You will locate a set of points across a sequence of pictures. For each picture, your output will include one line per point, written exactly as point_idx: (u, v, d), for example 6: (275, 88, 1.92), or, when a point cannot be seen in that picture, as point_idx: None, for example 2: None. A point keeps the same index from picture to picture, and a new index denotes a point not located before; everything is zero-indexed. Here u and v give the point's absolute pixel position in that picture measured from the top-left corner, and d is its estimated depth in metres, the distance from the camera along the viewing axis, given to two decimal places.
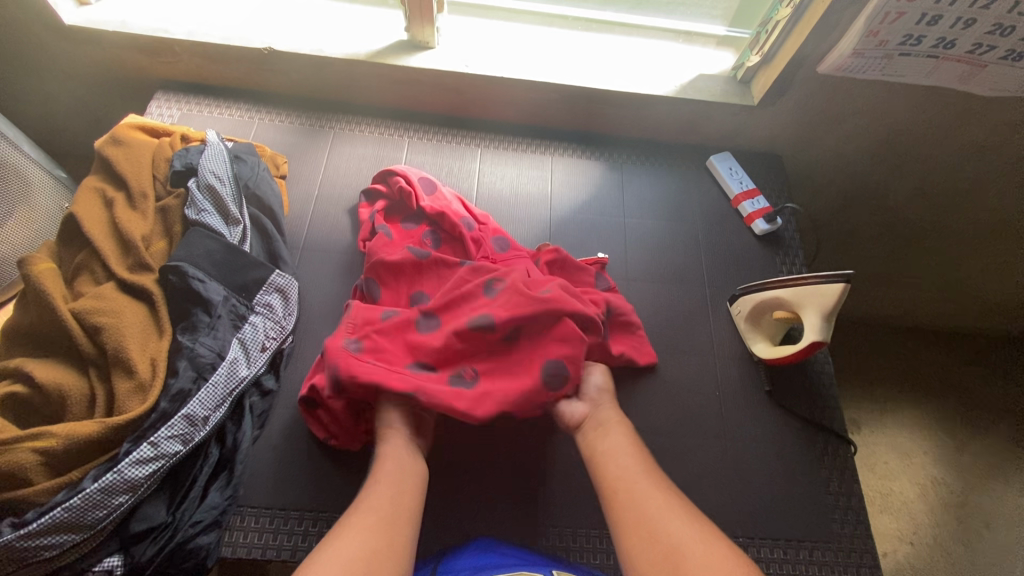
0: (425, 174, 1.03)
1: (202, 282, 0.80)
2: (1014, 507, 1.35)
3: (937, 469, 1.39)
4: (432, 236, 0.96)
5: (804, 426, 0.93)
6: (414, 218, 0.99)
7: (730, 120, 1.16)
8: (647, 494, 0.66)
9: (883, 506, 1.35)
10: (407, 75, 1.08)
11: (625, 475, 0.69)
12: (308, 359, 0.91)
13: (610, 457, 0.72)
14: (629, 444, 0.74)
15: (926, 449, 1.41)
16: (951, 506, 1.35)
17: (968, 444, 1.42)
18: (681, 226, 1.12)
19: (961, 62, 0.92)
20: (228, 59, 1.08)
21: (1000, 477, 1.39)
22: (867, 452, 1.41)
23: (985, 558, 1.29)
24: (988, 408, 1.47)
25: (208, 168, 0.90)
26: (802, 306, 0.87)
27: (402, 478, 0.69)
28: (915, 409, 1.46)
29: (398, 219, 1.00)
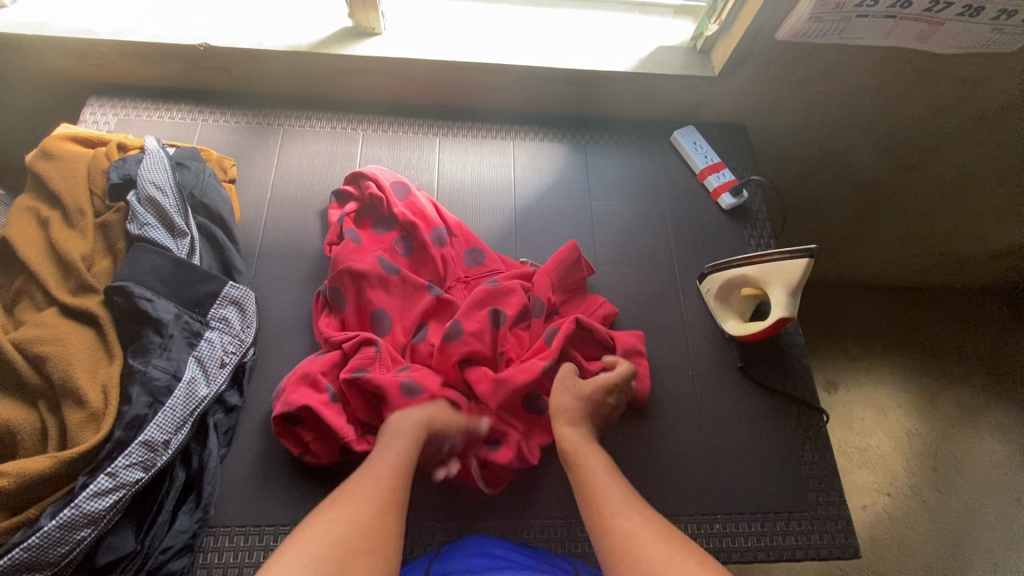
0: (399, 177, 1.01)
1: (150, 301, 0.76)
2: (982, 453, 1.40)
3: (911, 422, 1.43)
4: (404, 244, 0.95)
5: (778, 399, 0.93)
6: (386, 223, 0.97)
7: (692, 93, 1.12)
8: (628, 520, 0.62)
9: (860, 461, 1.38)
10: (354, 64, 1.03)
11: (605, 502, 0.66)
12: (271, 371, 0.87)
13: (592, 483, 0.69)
14: (609, 473, 0.71)
15: (900, 404, 1.44)
16: (926, 456, 1.39)
17: (940, 395, 1.46)
18: (648, 206, 1.10)
19: (919, 21, 0.91)
20: (162, 58, 1.01)
21: (969, 424, 1.43)
22: (844, 411, 1.43)
23: (958, 503, 1.35)
24: (957, 358, 1.51)
25: (148, 179, 0.86)
26: (766, 284, 0.82)
27: (400, 476, 0.69)
28: (886, 365, 1.49)
29: (369, 224, 0.98)
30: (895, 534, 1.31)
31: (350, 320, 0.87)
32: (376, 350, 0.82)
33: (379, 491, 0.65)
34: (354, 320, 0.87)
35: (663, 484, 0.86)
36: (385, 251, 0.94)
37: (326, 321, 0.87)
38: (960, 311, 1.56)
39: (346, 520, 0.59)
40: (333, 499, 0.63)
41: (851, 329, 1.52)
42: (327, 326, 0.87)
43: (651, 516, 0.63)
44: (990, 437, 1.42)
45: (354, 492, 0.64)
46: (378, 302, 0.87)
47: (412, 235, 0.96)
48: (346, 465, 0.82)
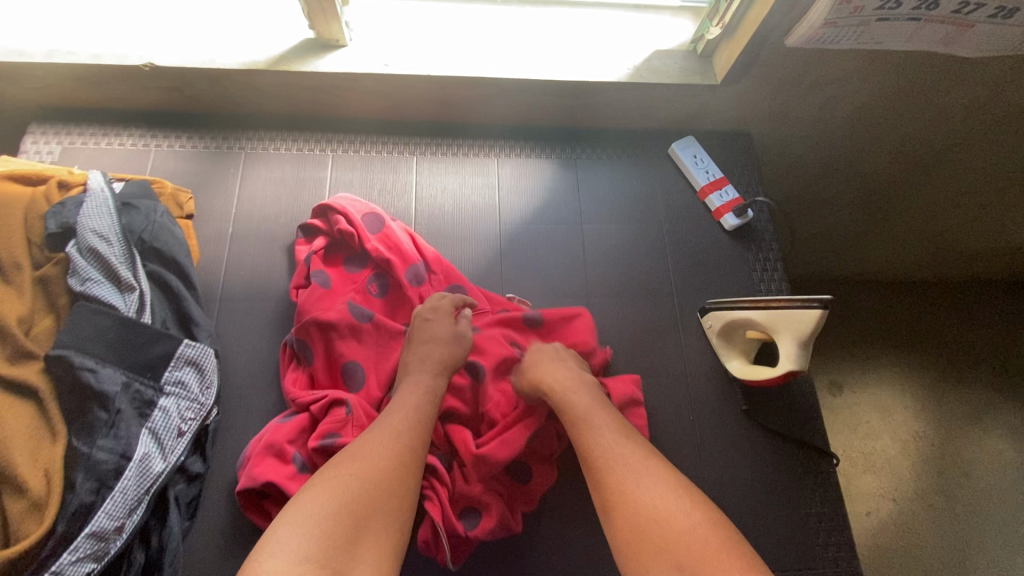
0: (372, 208, 0.92)
1: (93, 372, 0.69)
2: (991, 455, 1.32)
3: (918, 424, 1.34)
4: (379, 283, 0.88)
5: (784, 444, 0.87)
6: (359, 259, 0.89)
7: (692, 101, 1.02)
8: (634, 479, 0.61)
9: (865, 465, 1.32)
10: (318, 81, 0.93)
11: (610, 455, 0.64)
12: (237, 432, 0.80)
13: (592, 438, 0.67)
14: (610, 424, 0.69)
15: (906, 404, 1.37)
16: (934, 460, 1.31)
17: (948, 394, 1.37)
18: (644, 228, 1.02)
19: (945, 24, 0.81)
20: (105, 80, 0.91)
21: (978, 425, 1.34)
22: (847, 413, 1.37)
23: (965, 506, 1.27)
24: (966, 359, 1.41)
25: (88, 226, 0.77)
26: (776, 332, 0.74)
27: (421, 422, 0.67)
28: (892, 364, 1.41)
29: (339, 260, 0.89)
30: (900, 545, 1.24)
31: (319, 374, 0.80)
32: (347, 410, 0.75)
33: (400, 442, 0.63)
34: (323, 373, 0.80)
35: None
36: (358, 292, 0.86)
37: (294, 375, 0.80)
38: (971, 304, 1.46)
39: (367, 475, 0.58)
40: (350, 449, 0.61)
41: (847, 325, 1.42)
42: (295, 382, 0.80)
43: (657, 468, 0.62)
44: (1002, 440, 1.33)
45: (373, 443, 0.62)
46: (349, 354, 0.80)
47: (387, 273, 0.88)
48: None
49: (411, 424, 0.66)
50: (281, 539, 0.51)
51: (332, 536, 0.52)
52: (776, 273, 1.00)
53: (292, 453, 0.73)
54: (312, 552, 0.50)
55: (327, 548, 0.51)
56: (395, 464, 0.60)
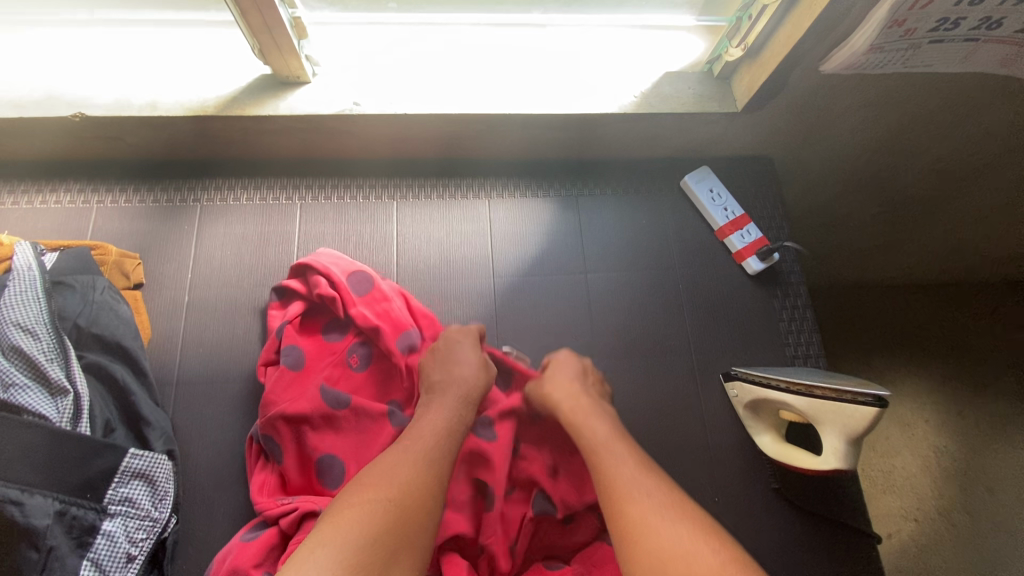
0: (358, 266, 0.80)
1: (18, 504, 0.59)
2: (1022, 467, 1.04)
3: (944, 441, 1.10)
4: (361, 351, 0.77)
5: (821, 527, 0.77)
6: (337, 325, 0.78)
7: (708, 129, 0.90)
8: (637, 497, 0.54)
9: (885, 487, 1.10)
10: (277, 125, 0.80)
11: (617, 469, 0.58)
12: (199, 544, 0.70)
13: (600, 453, 0.61)
14: (621, 439, 0.63)
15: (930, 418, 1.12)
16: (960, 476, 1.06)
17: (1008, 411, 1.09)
18: (656, 275, 0.90)
19: (1007, 44, 0.69)
20: (29, 131, 0.79)
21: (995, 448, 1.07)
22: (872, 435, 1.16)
23: (987, 516, 1.02)
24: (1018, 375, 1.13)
25: (10, 319, 0.66)
26: (818, 424, 0.64)
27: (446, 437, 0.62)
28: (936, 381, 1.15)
29: (318, 327, 0.78)
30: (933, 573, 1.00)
31: (291, 475, 0.69)
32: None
33: (431, 461, 0.58)
34: (297, 472, 0.69)
35: None
36: (336, 367, 0.75)
37: (265, 473, 0.70)
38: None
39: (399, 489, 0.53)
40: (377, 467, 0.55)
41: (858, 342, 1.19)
42: (263, 486, 0.69)
43: (667, 491, 0.55)
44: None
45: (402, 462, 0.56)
46: (326, 447, 0.70)
47: (372, 341, 0.77)
48: None
49: (438, 440, 0.61)
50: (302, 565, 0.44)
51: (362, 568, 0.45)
52: (805, 323, 0.89)
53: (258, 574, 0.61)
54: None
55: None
56: (425, 482, 0.55)
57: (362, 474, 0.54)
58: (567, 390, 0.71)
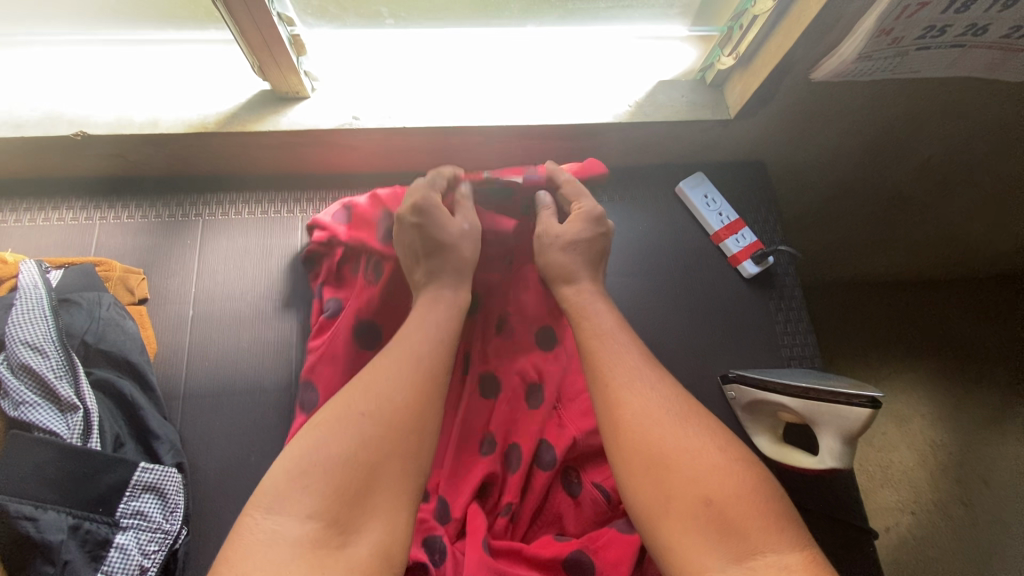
0: (338, 204, 0.86)
1: (32, 520, 0.60)
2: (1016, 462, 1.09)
3: (936, 433, 1.14)
4: (368, 267, 0.79)
5: (821, 523, 0.79)
6: (347, 259, 0.82)
7: (702, 136, 0.91)
8: (634, 394, 0.55)
9: (882, 480, 1.14)
10: (278, 140, 0.82)
11: (615, 363, 0.59)
12: (211, 555, 0.71)
13: (599, 346, 0.61)
14: (618, 331, 0.63)
15: (922, 412, 1.17)
16: (951, 467, 1.12)
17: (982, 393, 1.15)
18: (653, 280, 0.92)
19: (992, 49, 0.71)
20: (31, 150, 0.80)
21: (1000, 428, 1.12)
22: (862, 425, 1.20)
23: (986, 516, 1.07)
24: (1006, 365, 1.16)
25: (18, 337, 0.67)
26: (815, 424, 0.66)
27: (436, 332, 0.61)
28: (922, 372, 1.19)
29: (335, 272, 0.83)
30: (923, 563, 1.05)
31: None
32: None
33: (423, 366, 0.56)
34: None
35: None
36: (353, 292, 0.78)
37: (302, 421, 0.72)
38: None
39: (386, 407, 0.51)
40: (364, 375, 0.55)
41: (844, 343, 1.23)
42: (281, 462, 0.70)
43: (667, 389, 0.56)
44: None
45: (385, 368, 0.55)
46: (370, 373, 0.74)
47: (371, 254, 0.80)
48: None
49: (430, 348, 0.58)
50: (281, 499, 0.45)
51: (338, 498, 0.46)
52: (800, 325, 0.91)
53: None
54: (318, 509, 0.45)
55: (337, 505, 0.45)
56: (412, 387, 0.54)
57: (348, 385, 0.54)
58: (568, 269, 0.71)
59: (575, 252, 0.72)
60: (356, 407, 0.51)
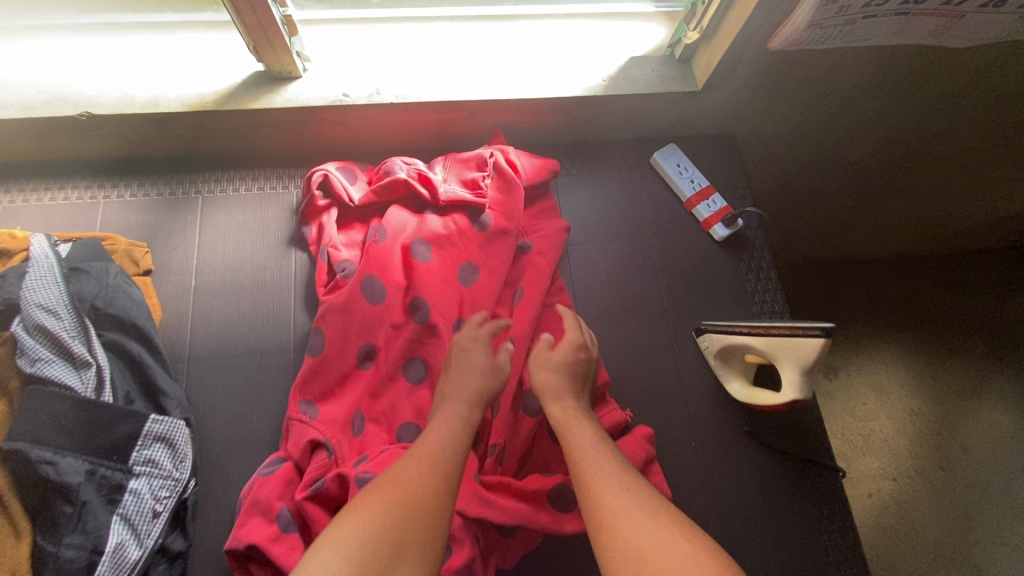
0: (346, 163, 0.94)
1: (51, 463, 0.64)
2: (984, 426, 1.27)
3: (912, 399, 1.29)
4: (379, 229, 0.88)
5: (790, 461, 0.85)
6: (359, 224, 0.91)
7: (673, 109, 0.97)
8: (612, 499, 0.59)
9: (864, 448, 1.27)
10: (275, 118, 0.87)
11: (597, 470, 0.63)
12: (220, 504, 0.76)
13: (585, 464, 0.65)
14: (598, 438, 0.68)
15: (902, 383, 1.31)
16: (930, 436, 1.27)
17: (982, 380, 1.30)
18: (630, 244, 0.97)
19: (934, 16, 0.77)
20: (39, 132, 0.84)
21: (971, 398, 1.29)
22: (846, 397, 1.31)
23: (958, 479, 1.23)
24: (981, 343, 1.34)
25: (34, 300, 0.72)
26: (777, 358, 0.71)
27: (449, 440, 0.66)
28: (908, 345, 1.34)
29: (346, 227, 0.91)
30: (907, 520, 1.19)
31: (340, 360, 0.80)
32: (329, 452, 0.74)
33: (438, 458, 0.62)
34: (349, 353, 0.81)
35: None
36: (363, 248, 0.87)
37: (304, 371, 0.79)
38: None
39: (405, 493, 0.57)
40: (388, 475, 0.60)
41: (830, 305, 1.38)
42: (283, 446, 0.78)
43: (644, 495, 0.59)
44: (992, 410, 1.28)
45: (409, 468, 0.60)
46: (370, 315, 0.82)
47: (386, 218, 0.89)
48: None
49: (443, 440, 0.65)
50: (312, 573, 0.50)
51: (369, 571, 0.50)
52: (769, 283, 0.96)
53: (277, 508, 0.70)
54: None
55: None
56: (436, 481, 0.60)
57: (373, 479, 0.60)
58: (554, 388, 0.75)
59: (559, 369, 0.77)
60: (384, 494, 0.57)
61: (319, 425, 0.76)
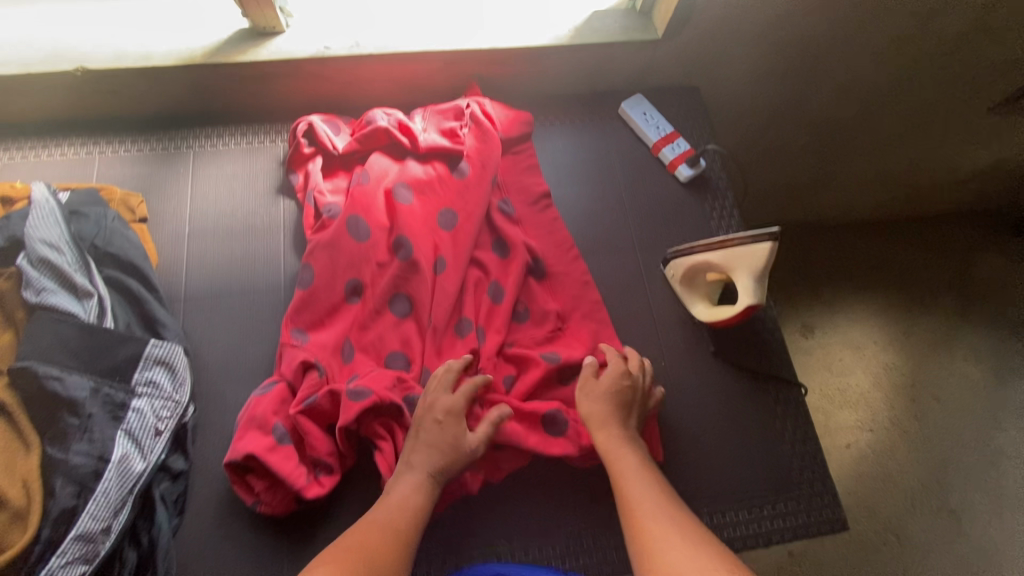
0: (330, 116, 0.99)
1: (58, 379, 0.69)
2: (957, 379, 1.34)
3: (888, 357, 1.35)
4: (363, 173, 0.93)
5: (754, 378, 0.91)
6: (345, 169, 0.96)
7: (636, 59, 1.04)
8: (656, 525, 0.61)
9: (842, 403, 1.31)
10: (260, 71, 0.92)
11: (642, 502, 0.65)
12: (219, 427, 0.80)
13: (630, 494, 0.67)
14: (647, 473, 0.70)
15: (876, 340, 1.36)
16: (903, 388, 1.32)
17: (954, 337, 1.37)
18: (601, 187, 1.03)
19: None
20: (37, 89, 0.89)
21: (943, 351, 1.36)
22: (823, 354, 1.35)
23: (930, 426, 1.29)
24: (949, 296, 1.41)
25: (38, 237, 0.76)
26: (734, 268, 0.78)
27: (412, 514, 0.66)
28: (879, 303, 1.39)
29: (332, 175, 0.96)
30: (880, 470, 1.26)
31: (330, 292, 0.85)
32: (320, 371, 0.79)
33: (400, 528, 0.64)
34: (339, 286, 0.86)
35: None
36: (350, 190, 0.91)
37: (297, 304, 0.84)
38: (994, 242, 1.47)
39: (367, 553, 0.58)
40: (349, 538, 0.61)
41: (817, 269, 1.41)
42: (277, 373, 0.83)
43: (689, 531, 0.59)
44: (964, 360, 1.35)
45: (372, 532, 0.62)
46: (357, 250, 0.87)
47: (369, 163, 0.94)
48: (310, 511, 0.77)
49: (411, 508, 0.67)
50: None
51: None
52: (733, 219, 1.02)
53: (273, 422, 0.75)
54: None
55: None
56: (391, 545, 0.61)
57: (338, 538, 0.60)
58: (603, 412, 0.77)
59: (606, 398, 0.78)
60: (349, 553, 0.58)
61: (310, 348, 0.81)
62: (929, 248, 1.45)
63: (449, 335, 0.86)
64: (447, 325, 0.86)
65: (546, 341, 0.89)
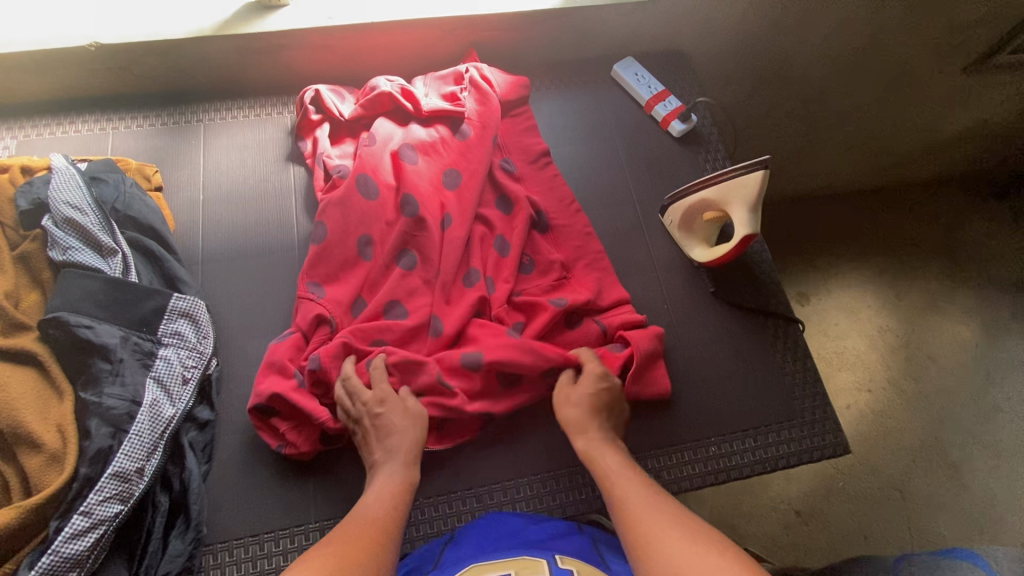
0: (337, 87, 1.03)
1: (90, 328, 0.72)
2: (949, 337, 1.38)
3: (881, 320, 1.39)
4: (369, 137, 0.96)
5: (754, 315, 0.95)
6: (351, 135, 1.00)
7: (625, 22, 1.09)
8: (651, 517, 0.58)
9: (840, 365, 1.35)
10: (267, 43, 0.96)
11: (635, 498, 0.62)
12: (242, 379, 0.83)
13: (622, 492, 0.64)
14: (637, 473, 0.68)
15: (869, 303, 1.40)
16: (898, 349, 1.36)
17: (943, 298, 1.42)
18: (598, 144, 1.07)
19: None
20: (52, 66, 0.92)
21: (934, 313, 1.40)
22: (818, 320, 1.38)
23: (924, 383, 1.34)
24: (938, 261, 1.44)
25: (61, 200, 0.78)
26: (727, 203, 0.84)
27: (394, 500, 0.65)
28: (870, 267, 1.43)
29: (339, 143, 0.99)
30: (880, 426, 1.29)
31: (342, 248, 0.88)
32: (331, 326, 0.83)
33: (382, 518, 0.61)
34: (350, 242, 0.89)
35: (657, 414, 0.87)
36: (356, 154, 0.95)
37: (309, 262, 0.87)
38: (987, 208, 1.48)
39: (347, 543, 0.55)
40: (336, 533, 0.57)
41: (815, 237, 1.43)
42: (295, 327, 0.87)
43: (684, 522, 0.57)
44: (955, 319, 1.40)
45: (353, 525, 0.59)
46: (365, 209, 0.90)
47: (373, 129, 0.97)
48: (336, 452, 0.80)
49: (391, 503, 0.65)
50: None
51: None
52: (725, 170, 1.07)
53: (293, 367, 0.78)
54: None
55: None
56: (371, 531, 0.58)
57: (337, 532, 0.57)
58: (582, 416, 0.77)
59: (586, 403, 0.78)
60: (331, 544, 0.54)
61: (326, 301, 0.84)
62: (918, 211, 1.48)
63: (459, 285, 0.89)
64: (456, 276, 0.89)
65: (553, 287, 0.92)
